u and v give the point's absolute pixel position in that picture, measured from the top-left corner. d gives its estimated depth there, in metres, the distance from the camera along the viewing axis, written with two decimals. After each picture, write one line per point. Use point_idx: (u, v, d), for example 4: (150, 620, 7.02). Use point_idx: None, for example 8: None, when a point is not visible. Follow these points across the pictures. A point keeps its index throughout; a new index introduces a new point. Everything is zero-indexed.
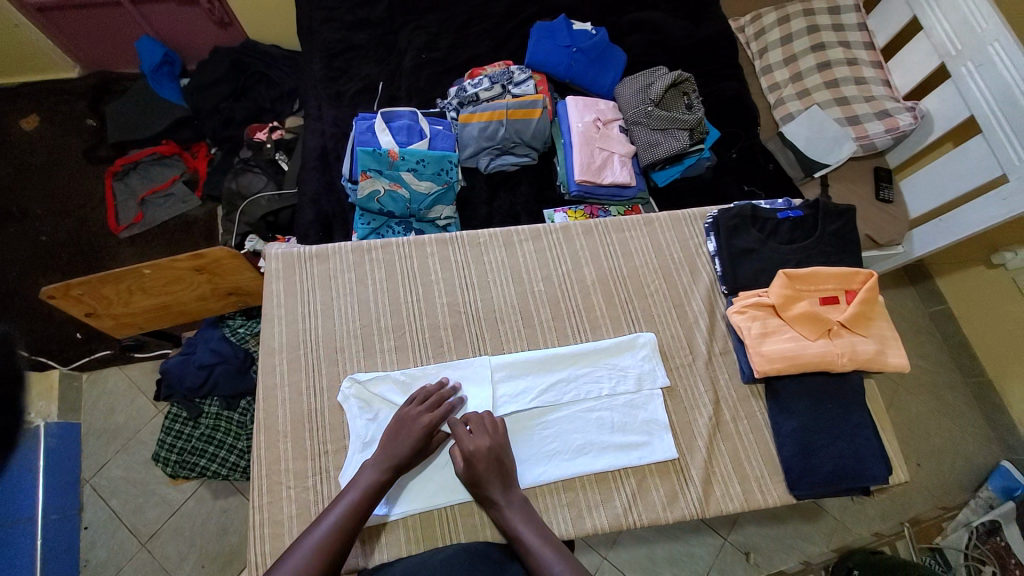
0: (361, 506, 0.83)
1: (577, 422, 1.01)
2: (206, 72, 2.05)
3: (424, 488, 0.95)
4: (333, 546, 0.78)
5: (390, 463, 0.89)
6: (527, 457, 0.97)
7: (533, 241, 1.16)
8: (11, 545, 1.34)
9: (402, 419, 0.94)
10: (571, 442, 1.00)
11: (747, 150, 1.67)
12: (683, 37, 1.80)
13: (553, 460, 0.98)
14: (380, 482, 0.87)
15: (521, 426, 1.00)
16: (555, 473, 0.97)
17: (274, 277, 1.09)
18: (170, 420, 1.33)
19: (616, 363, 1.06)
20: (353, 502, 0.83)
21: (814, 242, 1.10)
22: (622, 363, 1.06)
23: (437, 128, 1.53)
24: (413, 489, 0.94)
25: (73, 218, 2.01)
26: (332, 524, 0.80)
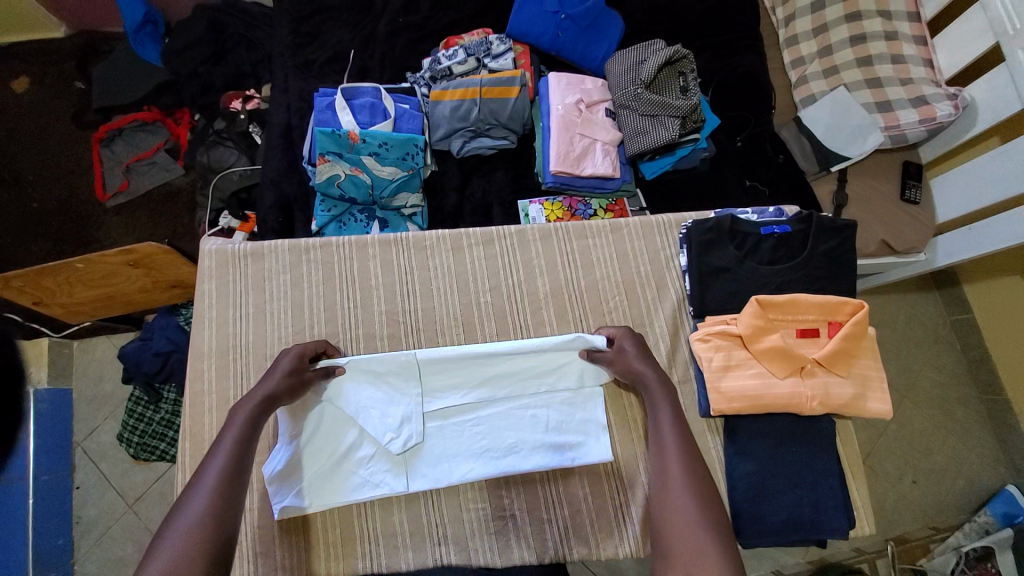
0: (246, 438, 0.75)
1: (509, 419, 0.96)
2: (183, 32, 1.91)
3: (327, 484, 0.91)
4: (233, 479, 0.68)
5: (266, 395, 0.81)
6: (456, 452, 0.94)
7: (484, 246, 1.06)
8: None
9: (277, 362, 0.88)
10: (501, 440, 0.94)
11: (754, 137, 1.49)
12: (694, 2, 1.57)
13: (481, 458, 0.93)
14: (257, 414, 0.78)
15: (454, 422, 0.95)
16: (484, 472, 0.92)
17: (207, 276, 1.03)
18: (133, 403, 1.33)
19: (554, 361, 0.98)
20: (237, 438, 0.74)
21: (798, 265, 0.96)
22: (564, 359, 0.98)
23: (404, 107, 1.41)
24: (317, 485, 0.90)
25: (62, 185, 1.95)
26: (221, 463, 0.70)
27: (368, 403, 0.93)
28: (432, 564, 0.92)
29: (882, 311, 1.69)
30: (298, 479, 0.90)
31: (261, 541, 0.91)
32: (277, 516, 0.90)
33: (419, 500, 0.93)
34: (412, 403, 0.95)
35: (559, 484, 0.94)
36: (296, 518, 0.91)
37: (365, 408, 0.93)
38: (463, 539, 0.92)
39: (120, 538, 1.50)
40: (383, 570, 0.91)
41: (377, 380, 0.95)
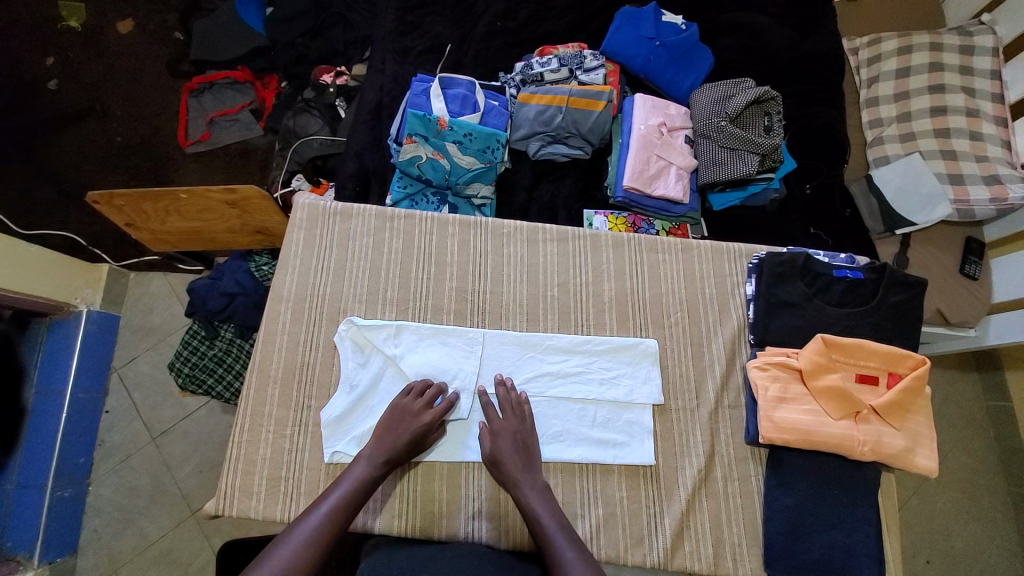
0: (358, 494, 0.85)
1: (557, 408, 0.99)
2: (289, 4, 2.03)
3: (454, 484, 0.95)
4: (333, 530, 0.80)
5: (387, 454, 0.89)
6: None
7: (558, 243, 1.10)
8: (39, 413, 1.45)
9: (400, 410, 0.93)
10: (547, 427, 0.98)
11: (824, 188, 1.50)
12: (783, 49, 1.61)
13: None
14: (377, 473, 0.88)
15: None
16: None
17: (296, 227, 1.09)
18: (190, 335, 1.37)
19: (611, 365, 1.02)
20: (350, 491, 0.85)
21: (867, 311, 0.98)
22: (618, 364, 1.02)
23: (493, 104, 1.47)
24: (442, 478, 0.95)
25: (148, 125, 2.06)
26: (329, 508, 0.82)
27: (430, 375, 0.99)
28: (464, 537, 0.93)
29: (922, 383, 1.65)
30: (350, 429, 0.96)
31: (308, 480, 0.94)
32: (324, 462, 0.94)
33: (461, 477, 0.95)
34: (468, 381, 1.00)
35: (596, 481, 0.96)
36: (342, 469, 0.94)
37: None
38: (498, 517, 0.94)
39: (140, 468, 1.55)
40: (416, 533, 0.93)
41: (444, 347, 1.01)
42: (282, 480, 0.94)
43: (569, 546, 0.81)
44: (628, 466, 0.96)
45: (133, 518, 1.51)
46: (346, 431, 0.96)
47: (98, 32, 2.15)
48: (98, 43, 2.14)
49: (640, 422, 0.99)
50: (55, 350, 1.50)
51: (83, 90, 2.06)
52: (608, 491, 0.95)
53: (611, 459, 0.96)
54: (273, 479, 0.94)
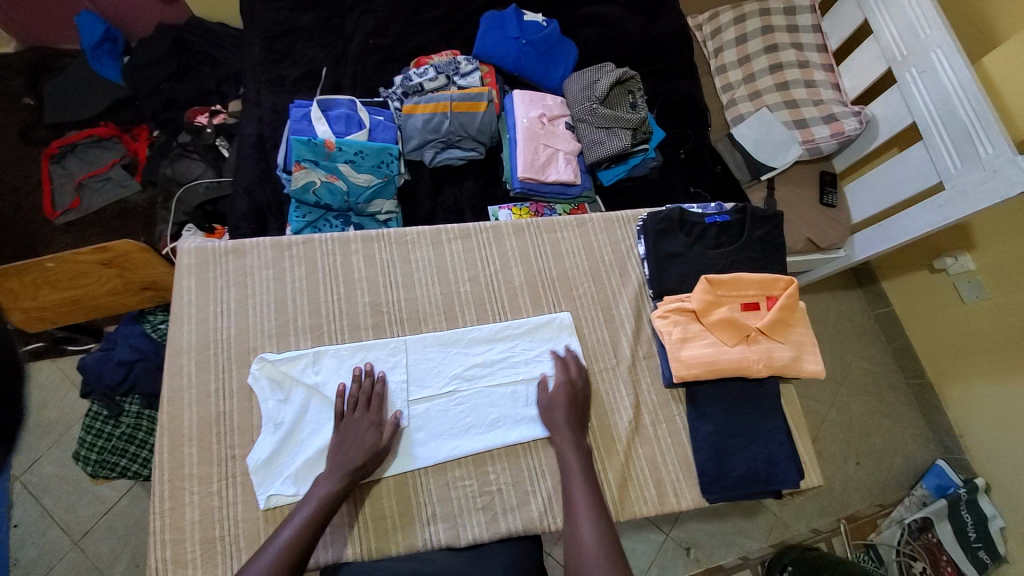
0: (315, 519, 0.82)
1: (490, 397, 1.02)
2: (145, 50, 1.91)
3: (403, 496, 0.94)
4: (295, 556, 0.78)
5: (349, 469, 0.88)
6: (440, 432, 0.98)
7: (462, 240, 1.13)
8: None
9: (350, 425, 0.93)
10: (484, 417, 1.00)
11: (696, 150, 1.67)
12: (637, 34, 1.77)
13: (467, 433, 0.99)
14: (338, 491, 0.86)
15: (439, 409, 1.00)
16: (470, 448, 0.98)
17: (186, 274, 1.03)
18: (90, 419, 1.24)
19: (532, 345, 1.07)
20: (311, 512, 0.83)
21: (739, 248, 1.12)
22: (538, 343, 1.07)
23: (378, 119, 1.49)
24: (387, 492, 0.94)
25: (3, 201, 1.84)
26: (289, 535, 0.80)
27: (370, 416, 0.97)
28: (423, 545, 0.93)
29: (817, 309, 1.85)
30: (283, 468, 0.92)
31: (246, 533, 0.89)
32: (261, 509, 0.90)
33: (409, 487, 0.95)
34: (397, 390, 0.99)
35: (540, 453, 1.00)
36: (282, 510, 0.91)
37: (429, 426, 0.99)
38: (452, 516, 0.94)
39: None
40: (373, 554, 0.91)
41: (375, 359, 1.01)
42: (218, 539, 0.88)
43: (585, 504, 0.87)
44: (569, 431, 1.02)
45: None
46: (276, 471, 0.92)
47: None
48: None
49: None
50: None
51: None
52: (553, 463, 0.99)
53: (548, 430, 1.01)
54: (208, 540, 0.88)
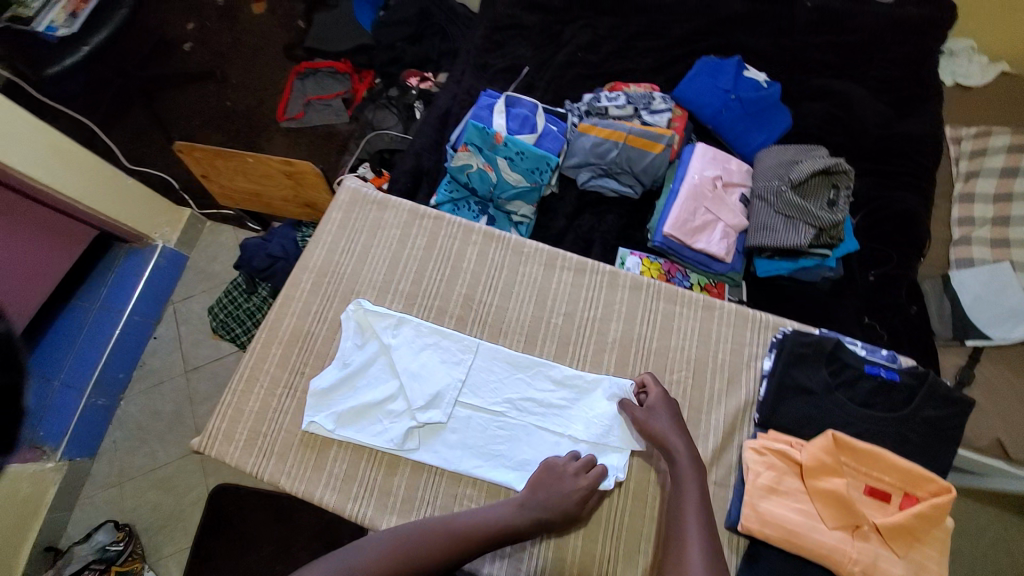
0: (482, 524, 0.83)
1: (533, 437, 0.96)
2: (396, 12, 2.20)
3: (414, 490, 0.95)
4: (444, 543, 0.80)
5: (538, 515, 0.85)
6: (470, 445, 0.96)
7: (575, 273, 1.09)
8: (99, 329, 1.70)
9: (558, 475, 0.89)
10: (516, 454, 0.95)
11: (889, 278, 1.36)
12: (873, 125, 1.51)
13: (493, 460, 0.95)
14: (517, 524, 0.84)
15: (479, 424, 0.98)
16: (492, 477, 0.94)
17: (338, 207, 1.17)
18: (233, 286, 1.50)
19: (592, 406, 0.98)
20: (488, 518, 0.84)
21: (896, 420, 0.91)
22: (595, 407, 0.98)
23: (551, 128, 1.50)
24: (402, 478, 0.95)
25: (255, 96, 2.31)
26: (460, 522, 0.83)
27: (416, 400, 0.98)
28: None
29: (968, 525, 1.40)
30: (332, 405, 0.99)
31: (284, 440, 0.98)
32: (301, 428, 0.98)
33: (421, 481, 0.95)
34: (450, 386, 0.99)
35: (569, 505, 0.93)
36: (316, 439, 0.98)
37: (463, 434, 0.97)
38: None
39: (168, 394, 1.79)
40: (365, 521, 0.93)
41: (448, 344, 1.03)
42: (262, 434, 0.99)
43: (699, 539, 0.79)
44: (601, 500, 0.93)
45: (148, 440, 1.74)
46: (323, 403, 0.99)
47: (235, 11, 2.46)
48: (233, 19, 2.45)
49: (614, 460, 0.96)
50: (128, 272, 1.79)
51: (209, 57, 2.36)
52: (563, 537, 0.91)
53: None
54: (255, 431, 1.00)
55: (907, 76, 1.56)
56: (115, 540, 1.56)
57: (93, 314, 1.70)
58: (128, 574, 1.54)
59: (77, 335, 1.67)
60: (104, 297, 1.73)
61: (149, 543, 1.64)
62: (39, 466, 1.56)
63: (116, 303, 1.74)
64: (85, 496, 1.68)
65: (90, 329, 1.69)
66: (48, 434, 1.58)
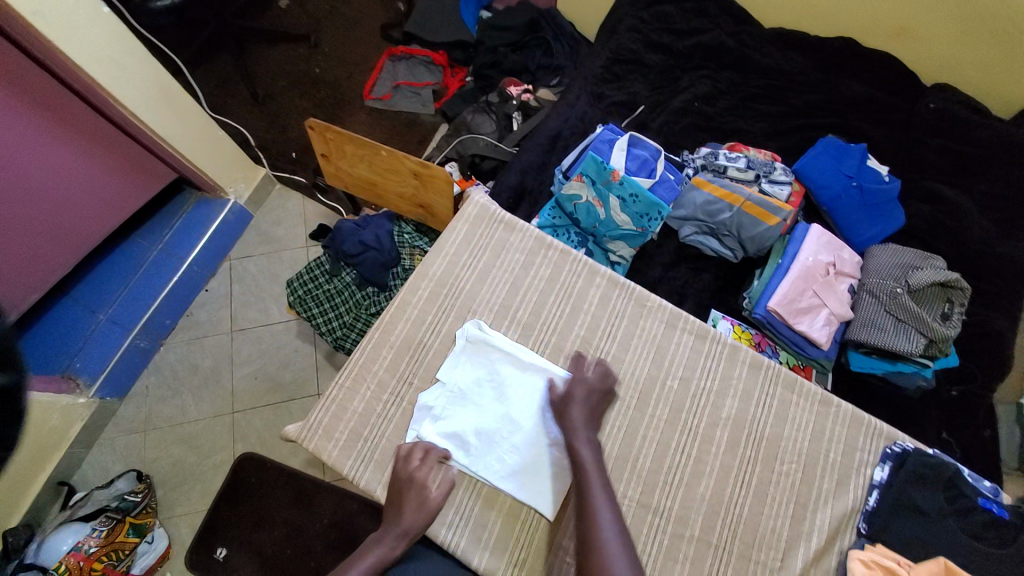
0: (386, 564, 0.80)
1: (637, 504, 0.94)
2: (507, 17, 2.16)
3: (507, 535, 0.91)
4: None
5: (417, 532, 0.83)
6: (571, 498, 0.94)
7: (696, 338, 1.07)
8: (156, 273, 1.64)
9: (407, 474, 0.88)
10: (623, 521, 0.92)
11: (972, 397, 1.35)
12: (980, 237, 1.48)
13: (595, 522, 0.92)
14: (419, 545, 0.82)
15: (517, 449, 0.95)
16: None
17: (464, 218, 1.16)
18: (316, 265, 1.45)
19: (467, 358, 1.01)
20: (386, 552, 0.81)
21: (1005, 560, 0.87)
22: (470, 357, 1.02)
23: (668, 177, 1.48)
24: (496, 518, 0.92)
25: (345, 68, 2.26)
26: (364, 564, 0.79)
27: (461, 420, 0.97)
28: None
29: None
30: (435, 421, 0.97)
31: (382, 450, 0.96)
32: (402, 442, 0.96)
33: (516, 525, 0.92)
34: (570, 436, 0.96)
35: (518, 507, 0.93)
36: None
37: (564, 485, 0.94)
38: None
39: (208, 351, 1.70)
40: (455, 552, 0.91)
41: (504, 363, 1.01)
42: (360, 439, 0.97)
43: (602, 496, 0.80)
44: (691, 568, 0.91)
45: (181, 393, 1.65)
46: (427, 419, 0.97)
47: None
48: None
49: (713, 541, 0.93)
50: (196, 221, 1.73)
51: (307, 21, 2.33)
52: None
53: (673, 558, 0.91)
54: (353, 433, 0.98)
55: None
56: (134, 491, 1.44)
57: (153, 255, 1.64)
58: (140, 530, 1.40)
59: (133, 274, 1.61)
60: (168, 242, 1.67)
61: (162, 499, 1.53)
62: (70, 400, 1.49)
63: (180, 250, 1.68)
64: (105, 438, 1.59)
65: (147, 271, 1.63)
66: (83, 368, 1.51)
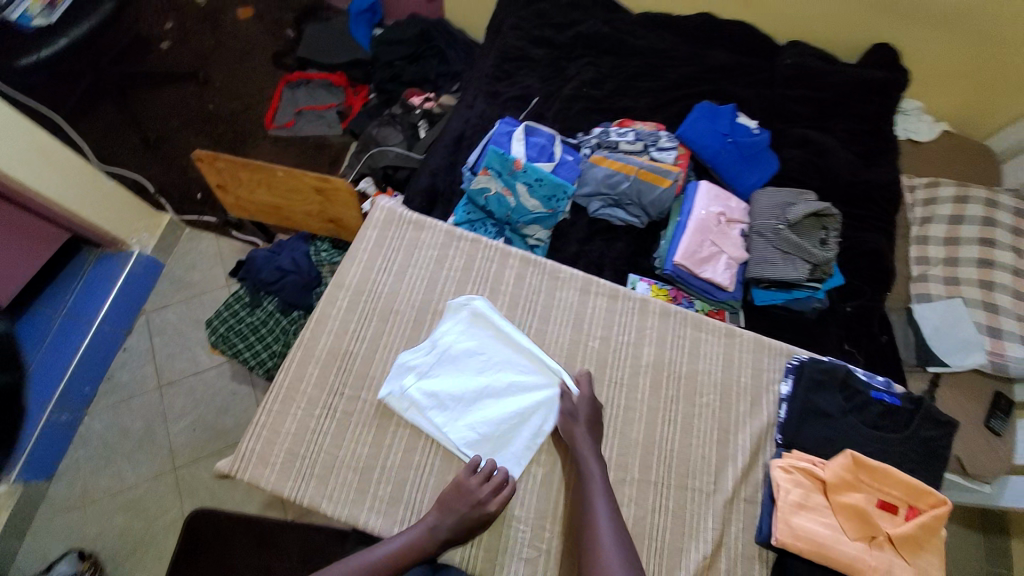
0: (395, 558, 0.86)
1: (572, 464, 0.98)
2: (397, 30, 2.19)
3: None
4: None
5: (446, 536, 0.87)
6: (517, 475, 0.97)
7: (608, 299, 1.15)
8: (64, 341, 1.52)
9: (459, 485, 0.90)
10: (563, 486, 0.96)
11: (865, 309, 1.51)
12: (843, 171, 1.68)
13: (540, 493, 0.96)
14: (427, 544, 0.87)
15: (489, 426, 0.99)
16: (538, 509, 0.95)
17: (372, 224, 1.17)
18: (235, 299, 1.41)
19: (463, 328, 1.07)
20: (399, 547, 0.87)
21: (897, 440, 1.00)
22: (466, 324, 1.07)
23: (567, 158, 1.58)
24: None
25: (241, 101, 2.20)
26: (376, 557, 0.86)
27: (444, 385, 1.01)
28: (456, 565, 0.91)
29: None
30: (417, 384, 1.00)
31: (322, 464, 0.95)
32: (342, 452, 0.96)
33: None
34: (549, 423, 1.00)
35: None
36: (358, 462, 0.96)
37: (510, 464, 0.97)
38: (494, 553, 0.92)
39: (137, 412, 1.60)
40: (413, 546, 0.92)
41: (503, 345, 1.06)
42: (298, 458, 0.96)
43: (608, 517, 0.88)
44: (637, 508, 0.97)
45: (115, 461, 1.54)
46: (366, 422, 0.98)
47: (220, 13, 2.37)
48: (219, 22, 2.35)
49: (652, 479, 1.00)
50: (100, 280, 1.62)
51: (193, 58, 2.25)
52: None
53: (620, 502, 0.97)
54: (290, 453, 0.97)
55: (873, 130, 1.75)
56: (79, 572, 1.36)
57: (57, 322, 1.53)
58: None
59: (39, 347, 1.49)
60: (71, 305, 1.56)
61: None
62: None
63: (86, 312, 1.57)
64: (36, 526, 1.46)
65: (53, 340, 1.52)
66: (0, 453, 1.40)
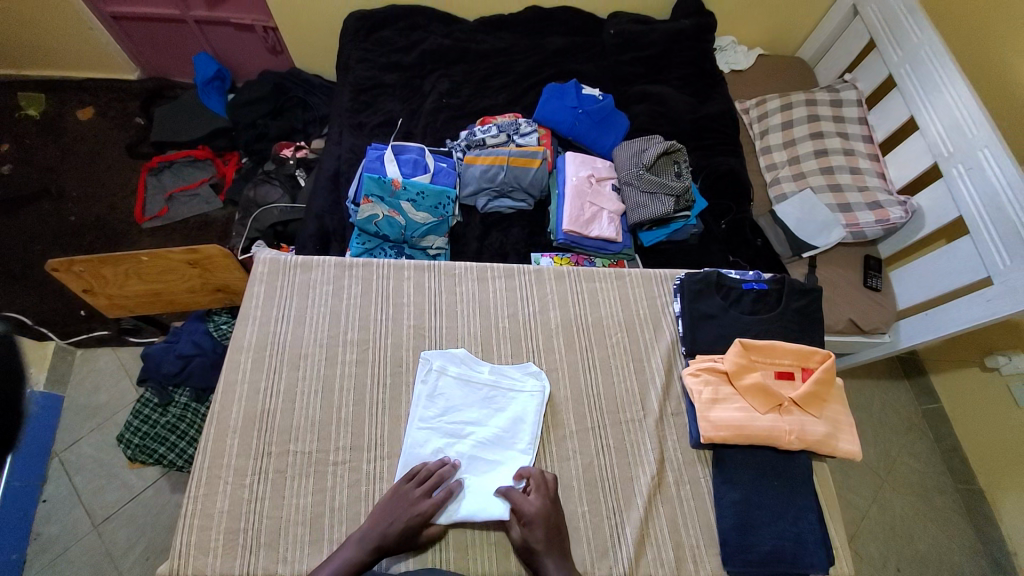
0: None
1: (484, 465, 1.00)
2: (250, 91, 2.16)
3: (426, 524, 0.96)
4: None
5: (376, 544, 0.87)
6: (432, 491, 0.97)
7: (505, 279, 1.22)
8: None
9: (398, 493, 0.93)
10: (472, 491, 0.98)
11: (736, 222, 1.70)
12: (685, 112, 1.88)
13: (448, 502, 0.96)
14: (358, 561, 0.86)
15: None
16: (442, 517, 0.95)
17: (258, 279, 1.17)
18: (141, 405, 1.34)
19: (510, 383, 1.09)
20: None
21: (774, 316, 1.15)
22: (513, 372, 1.10)
23: (442, 166, 1.65)
24: None
25: (104, 203, 2.08)
26: None
27: (449, 396, 1.06)
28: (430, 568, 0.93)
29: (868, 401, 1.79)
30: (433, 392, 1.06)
31: (268, 529, 0.93)
32: (285, 508, 0.95)
33: None
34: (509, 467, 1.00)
35: None
36: (305, 512, 0.95)
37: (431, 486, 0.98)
38: (464, 546, 0.94)
39: (79, 560, 1.45)
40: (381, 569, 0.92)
41: (525, 431, 1.04)
42: (240, 532, 0.93)
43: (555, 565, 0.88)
44: (584, 457, 1.04)
45: None
46: (302, 472, 0.98)
47: (57, 121, 2.22)
48: (57, 131, 2.21)
49: (590, 426, 1.07)
50: None
51: (39, 175, 2.10)
52: (570, 506, 0.99)
53: (567, 457, 1.04)
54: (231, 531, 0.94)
55: (698, 71, 1.98)
56: None
57: None
58: None
59: None
60: None
61: None
62: None
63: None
64: None
65: None
66: None
